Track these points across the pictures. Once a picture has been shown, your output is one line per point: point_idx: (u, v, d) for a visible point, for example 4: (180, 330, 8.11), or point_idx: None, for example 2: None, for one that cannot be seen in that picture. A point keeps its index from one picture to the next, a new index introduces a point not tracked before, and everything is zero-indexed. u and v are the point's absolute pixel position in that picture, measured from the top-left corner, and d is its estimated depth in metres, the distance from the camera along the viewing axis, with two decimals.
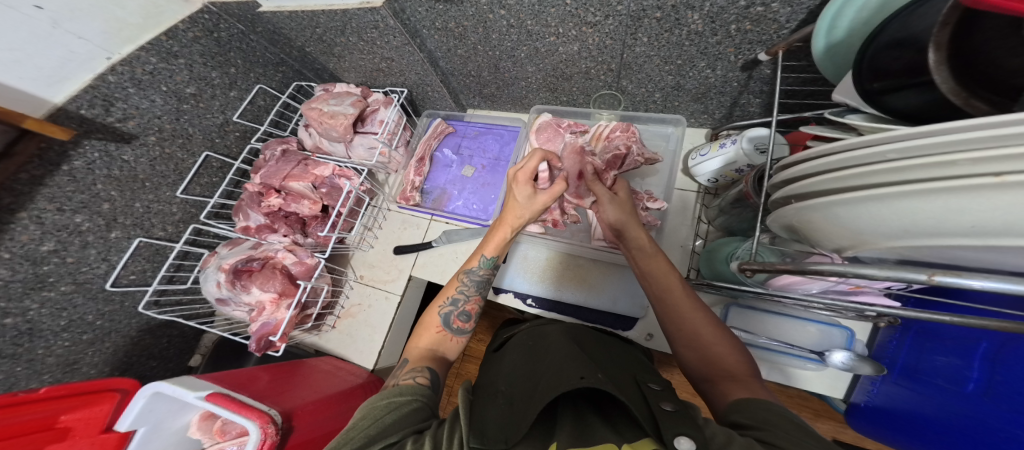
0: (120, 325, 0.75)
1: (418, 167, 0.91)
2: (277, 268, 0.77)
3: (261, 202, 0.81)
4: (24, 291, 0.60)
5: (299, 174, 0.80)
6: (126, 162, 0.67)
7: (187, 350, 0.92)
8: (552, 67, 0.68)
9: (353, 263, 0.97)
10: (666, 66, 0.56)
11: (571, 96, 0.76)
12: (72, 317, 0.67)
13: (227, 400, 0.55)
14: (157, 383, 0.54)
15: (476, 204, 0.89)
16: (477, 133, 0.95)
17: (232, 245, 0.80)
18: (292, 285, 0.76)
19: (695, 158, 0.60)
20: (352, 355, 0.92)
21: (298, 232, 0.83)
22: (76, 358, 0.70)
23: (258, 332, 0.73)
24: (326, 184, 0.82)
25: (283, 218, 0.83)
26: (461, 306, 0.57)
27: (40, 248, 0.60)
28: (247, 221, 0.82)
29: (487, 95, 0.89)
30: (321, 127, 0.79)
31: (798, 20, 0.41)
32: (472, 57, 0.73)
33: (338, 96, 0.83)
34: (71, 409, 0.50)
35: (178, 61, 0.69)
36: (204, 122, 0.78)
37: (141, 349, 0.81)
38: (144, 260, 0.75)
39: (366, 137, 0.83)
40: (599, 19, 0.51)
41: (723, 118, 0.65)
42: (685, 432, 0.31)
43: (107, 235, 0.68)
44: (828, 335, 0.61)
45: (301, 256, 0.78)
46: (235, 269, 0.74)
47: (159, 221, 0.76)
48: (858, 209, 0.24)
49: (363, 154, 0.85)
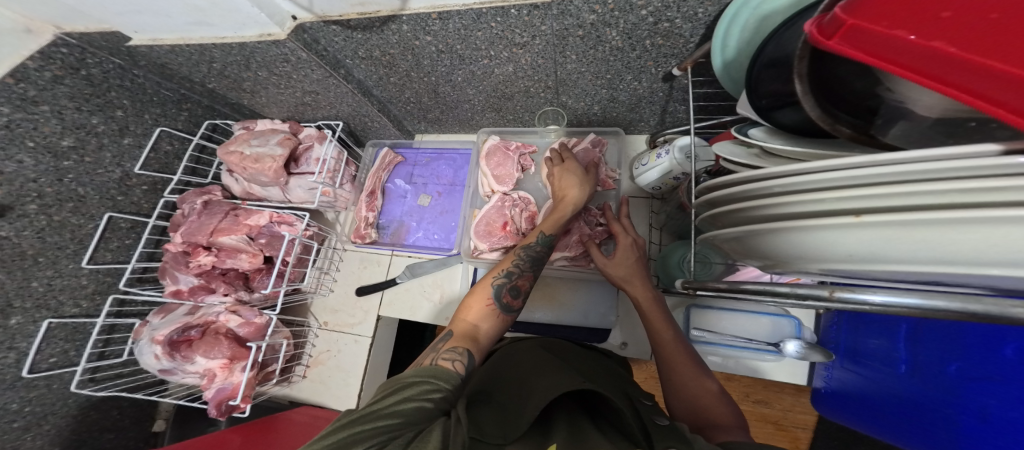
0: (55, 406, 0.66)
1: (370, 201, 0.86)
2: (220, 333, 0.70)
3: (189, 262, 0.73)
4: None
5: (229, 227, 0.74)
6: (5, 238, 0.57)
7: (146, 417, 0.83)
8: (483, 85, 0.65)
9: (314, 310, 0.91)
10: (598, 81, 0.55)
11: (517, 114, 0.74)
12: None
13: None
14: None
15: (437, 234, 0.87)
16: (429, 160, 0.92)
17: (164, 312, 0.72)
18: (243, 348, 0.70)
19: (638, 168, 0.59)
20: (329, 401, 0.85)
21: (240, 289, 0.74)
22: (16, 444, 0.62)
23: (213, 398, 0.67)
24: (264, 233, 0.75)
25: (220, 276, 0.75)
26: (513, 280, 0.55)
27: None
28: (177, 284, 0.73)
29: (432, 120, 0.85)
30: (247, 173, 0.73)
31: (700, 35, 0.41)
32: (407, 85, 0.69)
33: (261, 135, 0.77)
34: None
35: (40, 108, 0.58)
36: (98, 180, 0.68)
37: (90, 424, 0.72)
38: (61, 342, 0.66)
39: (303, 179, 0.77)
40: (527, 40, 0.48)
41: (659, 125, 0.66)
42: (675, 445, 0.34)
43: (6, 323, 0.58)
44: (778, 326, 0.62)
45: (247, 316, 0.71)
46: (170, 341, 0.67)
47: (69, 297, 0.66)
48: (770, 235, 0.27)
49: (303, 196, 0.79)
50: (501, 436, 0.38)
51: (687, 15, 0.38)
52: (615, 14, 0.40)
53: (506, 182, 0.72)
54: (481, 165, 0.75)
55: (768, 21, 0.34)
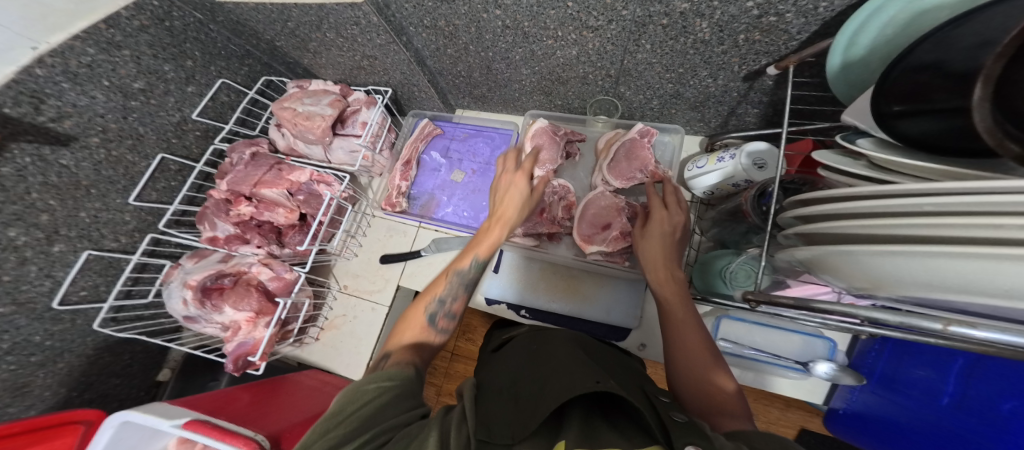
0: (73, 344, 0.67)
1: (405, 170, 0.87)
2: (251, 285, 0.71)
3: (229, 211, 0.74)
4: None
5: (272, 180, 0.74)
6: (65, 167, 0.58)
7: (153, 366, 0.84)
8: (539, 66, 0.65)
9: (336, 273, 0.93)
10: (667, 74, 0.54)
11: (567, 100, 0.75)
12: (16, 339, 0.59)
13: (208, 429, 0.55)
14: (123, 413, 0.55)
15: (467, 211, 0.88)
16: (467, 136, 0.92)
17: (198, 257, 0.73)
18: (270, 303, 0.71)
19: (693, 170, 0.65)
20: (339, 368, 0.88)
21: (273, 243, 0.76)
22: (26, 381, 0.61)
23: (234, 352, 0.69)
24: (303, 191, 0.76)
25: (256, 228, 0.76)
26: (446, 306, 0.59)
27: None
28: (213, 231, 0.74)
29: (477, 96, 0.86)
30: (294, 128, 0.74)
31: (810, 32, 0.39)
32: (464, 59, 0.70)
33: (313, 94, 0.77)
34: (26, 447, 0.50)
35: (121, 53, 0.60)
36: (158, 121, 0.69)
37: (101, 367, 0.72)
38: (95, 275, 0.67)
39: (347, 141, 0.78)
40: (602, 24, 0.48)
41: (719, 127, 0.66)
42: (693, 441, 0.33)
43: (48, 250, 0.59)
44: (811, 345, 0.63)
45: (278, 270, 0.72)
46: (203, 287, 0.69)
47: (111, 231, 0.68)
48: (889, 262, 0.23)
49: (343, 158, 0.81)
50: (510, 435, 0.40)
51: (802, 9, 0.36)
52: (714, 4, 0.39)
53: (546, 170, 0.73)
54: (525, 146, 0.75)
55: (923, 19, 0.30)
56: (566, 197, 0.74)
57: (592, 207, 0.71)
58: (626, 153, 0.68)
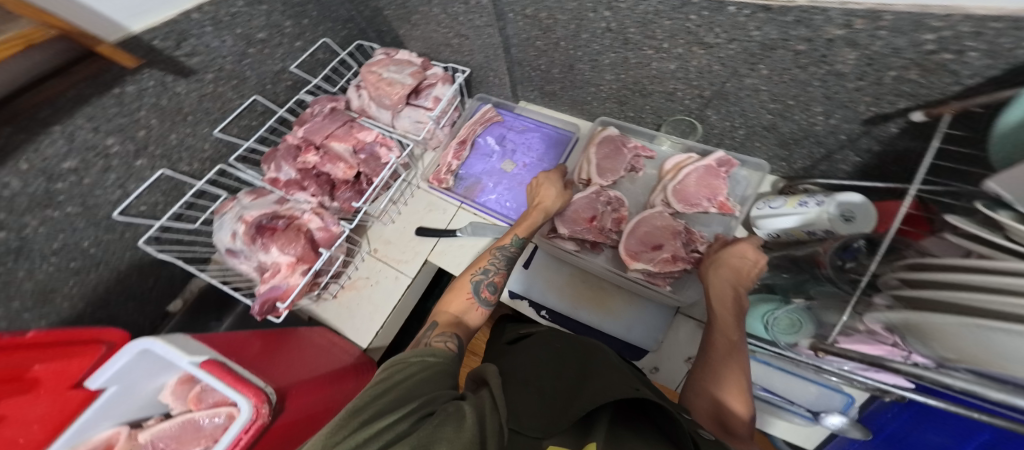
0: (110, 257, 0.67)
1: (457, 149, 0.92)
2: (301, 231, 0.72)
3: (297, 157, 0.79)
4: (29, 206, 0.52)
5: (342, 136, 0.81)
6: (177, 94, 0.63)
7: (168, 294, 0.84)
8: (624, 76, 0.66)
9: (369, 236, 0.95)
10: (771, 104, 0.53)
11: (640, 113, 0.76)
12: (66, 241, 0.59)
13: (222, 372, 0.54)
14: (142, 342, 0.51)
15: (509, 202, 0.89)
16: (525, 128, 0.96)
17: (255, 195, 0.75)
18: (312, 252, 0.72)
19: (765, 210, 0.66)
20: (347, 330, 0.90)
21: (326, 195, 0.79)
22: (55, 287, 0.61)
23: (264, 294, 0.69)
24: (366, 150, 0.83)
25: (314, 178, 0.79)
26: (489, 277, 0.60)
27: (60, 165, 0.53)
28: (276, 173, 0.78)
29: (546, 92, 0.89)
30: (376, 91, 0.85)
31: (986, 77, 0.35)
32: (553, 54, 0.73)
33: (399, 64, 0.88)
34: (44, 360, 0.47)
35: (260, 7, 0.67)
36: (262, 68, 0.74)
37: (123, 287, 0.72)
38: (160, 194, 0.69)
39: (415, 111, 0.90)
40: (720, 42, 0.47)
41: (802, 170, 0.67)
42: None
43: (132, 162, 0.62)
44: (827, 397, 0.61)
45: (327, 222, 0.74)
46: (257, 224, 0.70)
47: (188, 156, 0.70)
48: (1008, 339, 0.23)
49: (407, 127, 0.92)
50: (540, 429, 0.38)
51: (991, 50, 0.32)
52: (879, 33, 0.36)
53: (603, 182, 0.73)
54: (589, 151, 0.76)
55: None
56: (619, 213, 0.72)
57: (645, 225, 0.69)
58: (699, 177, 0.68)
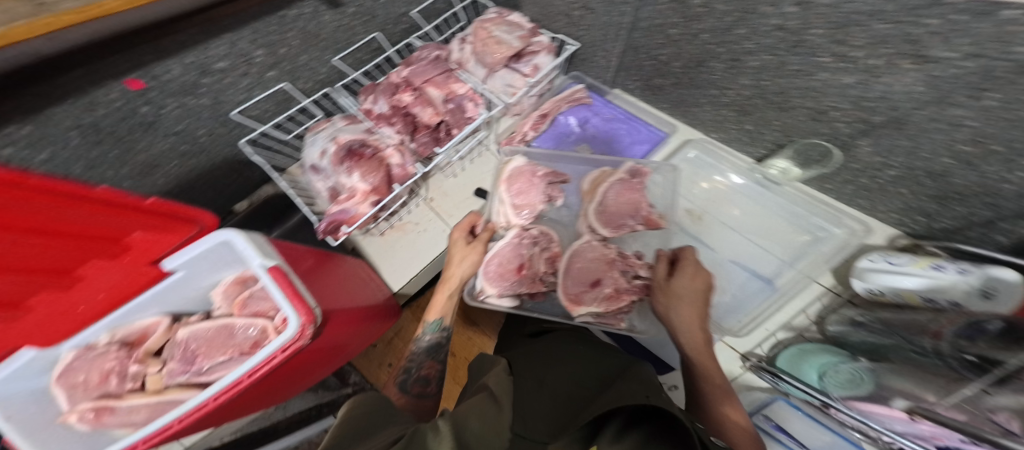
0: (209, 148, 0.80)
1: (538, 122, 0.97)
2: (382, 163, 0.82)
3: (392, 95, 0.91)
4: (175, 93, 0.64)
5: (439, 83, 0.91)
6: (321, 21, 0.73)
7: (240, 194, 0.97)
8: (766, 85, 0.60)
9: (430, 184, 1.00)
10: (966, 145, 0.45)
11: (761, 127, 0.70)
12: (187, 127, 0.72)
13: (283, 283, 0.59)
14: (225, 230, 0.57)
15: None
16: (615, 117, 0.96)
17: (349, 121, 0.88)
18: (386, 186, 0.81)
19: (878, 262, 0.63)
20: (385, 268, 0.92)
21: (407, 134, 0.90)
22: (158, 165, 0.74)
23: (336, 214, 0.77)
24: (455, 101, 0.91)
25: (402, 116, 0.91)
26: (419, 371, 0.70)
27: (217, 64, 0.64)
28: (371, 105, 0.91)
29: (653, 85, 0.84)
30: (482, 47, 0.88)
31: None
32: (680, 49, 0.68)
33: (510, 25, 0.90)
34: (143, 228, 0.50)
35: None
36: (390, 11, 0.85)
37: (207, 178, 0.85)
38: (273, 103, 0.82)
39: (511, 75, 0.90)
40: (951, 56, 0.38)
41: (940, 231, 0.62)
42: None
43: (265, 73, 0.74)
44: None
45: (404, 161, 0.84)
46: (348, 148, 0.81)
47: (308, 76, 0.84)
48: None
49: (497, 88, 0.93)
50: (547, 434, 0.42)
51: None
52: None
53: (522, 216, 0.77)
54: (501, 185, 0.79)
55: None
56: (546, 249, 0.77)
57: (580, 260, 0.74)
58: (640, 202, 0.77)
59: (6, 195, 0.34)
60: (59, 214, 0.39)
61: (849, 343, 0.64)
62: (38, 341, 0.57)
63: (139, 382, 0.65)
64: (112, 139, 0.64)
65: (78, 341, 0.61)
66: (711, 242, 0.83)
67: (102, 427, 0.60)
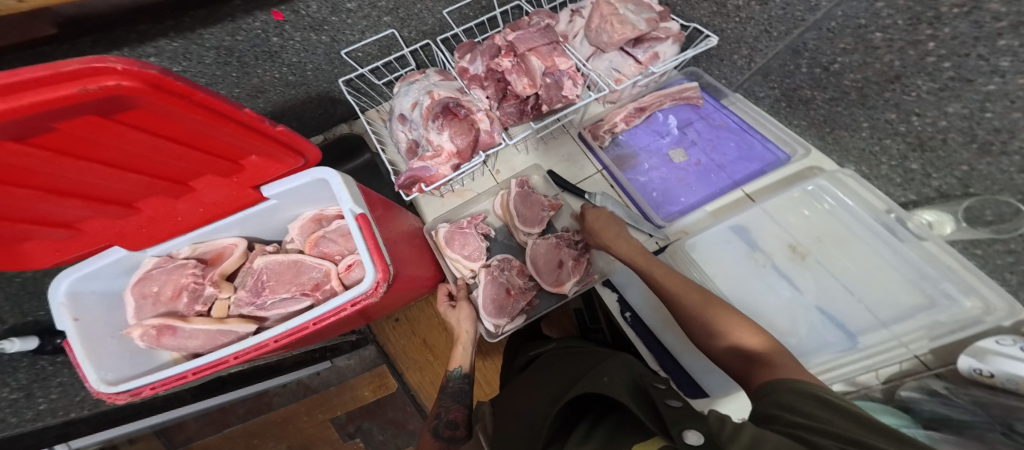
0: (310, 83, 0.82)
1: (633, 115, 0.95)
2: (472, 127, 0.76)
3: (492, 58, 0.83)
4: (306, 26, 0.68)
5: (543, 53, 0.82)
6: None
7: (318, 127, 1.00)
8: (987, 116, 0.47)
9: (498, 156, 1.01)
10: None
11: (893, 173, 0.67)
12: (306, 59, 0.75)
13: (365, 231, 0.54)
14: (325, 171, 0.55)
15: (656, 192, 0.92)
16: (722, 126, 0.93)
17: (443, 76, 0.83)
18: (470, 152, 0.76)
19: (1005, 342, 0.51)
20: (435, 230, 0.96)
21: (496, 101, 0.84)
22: (265, 90, 0.77)
23: (414, 170, 0.73)
24: (554, 76, 0.83)
25: (495, 81, 0.85)
26: (448, 418, 0.74)
27: (347, 4, 0.67)
28: (467, 65, 0.85)
29: (794, 93, 0.77)
30: (600, 23, 0.80)
31: None
32: (878, 59, 0.56)
33: (638, 5, 0.83)
34: (261, 155, 0.48)
35: None
36: None
37: (301, 109, 0.89)
38: (377, 48, 0.81)
39: (622, 59, 0.84)
40: None
41: None
42: (693, 428, 0.33)
43: (382, 17, 0.74)
44: None
45: (493, 128, 0.77)
46: (444, 105, 0.75)
47: (415, 25, 0.82)
48: None
49: (601, 69, 0.87)
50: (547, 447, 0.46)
51: None
52: None
53: (475, 260, 0.87)
54: (448, 253, 0.88)
55: None
56: (515, 267, 0.89)
57: (539, 258, 0.86)
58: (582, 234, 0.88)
59: (171, 104, 0.34)
60: (197, 127, 0.39)
61: (919, 411, 0.59)
62: (127, 245, 0.54)
63: (207, 307, 0.62)
64: (238, 62, 0.67)
65: (162, 249, 0.60)
66: (799, 280, 0.77)
67: (160, 347, 0.57)
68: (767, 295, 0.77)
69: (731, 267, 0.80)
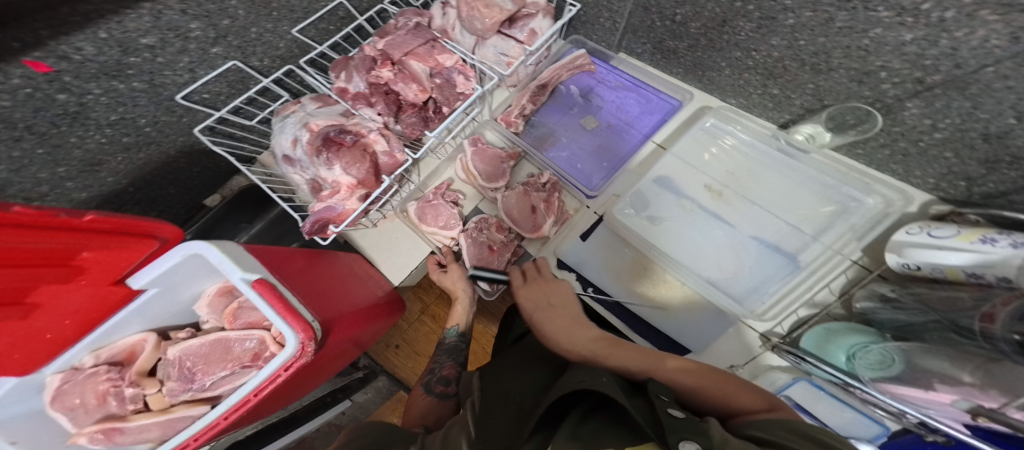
0: (160, 138, 0.76)
1: (536, 94, 0.89)
2: (367, 152, 0.68)
3: (371, 70, 0.75)
4: (98, 74, 0.55)
5: (423, 55, 0.76)
6: None
7: (211, 186, 0.98)
8: (803, 44, 0.52)
9: (419, 168, 0.92)
10: None
11: (774, 96, 0.68)
12: (124, 115, 0.66)
13: (275, 300, 0.49)
14: (197, 244, 0.50)
15: (581, 165, 0.89)
16: (620, 85, 0.91)
17: (321, 102, 0.74)
18: (374, 179, 0.68)
19: (905, 231, 0.56)
20: (381, 262, 0.90)
21: (391, 116, 0.76)
22: (102, 160, 0.70)
23: (320, 213, 0.66)
24: (444, 74, 0.79)
25: (383, 94, 0.77)
26: (440, 373, 0.79)
27: (140, 40, 0.55)
28: (347, 83, 0.76)
29: (663, 48, 0.80)
30: (468, 11, 0.74)
31: None
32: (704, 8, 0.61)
33: None
34: (91, 247, 0.46)
35: None
36: None
37: (170, 169, 0.84)
38: (225, 84, 0.75)
39: (506, 42, 0.79)
40: None
41: (970, 197, 0.58)
42: (690, 438, 0.30)
43: (208, 49, 0.65)
44: (859, 425, 0.60)
45: (393, 147, 0.70)
46: (326, 136, 0.65)
47: (262, 52, 0.76)
48: None
49: (489, 56, 0.82)
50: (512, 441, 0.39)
51: None
52: None
53: (452, 228, 0.86)
54: (423, 226, 0.86)
55: None
56: (492, 224, 0.88)
57: (515, 205, 0.84)
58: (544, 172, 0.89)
59: None
60: None
61: (878, 320, 0.59)
62: (15, 371, 0.52)
63: (141, 403, 0.60)
64: (34, 134, 0.56)
65: (61, 364, 0.57)
66: (733, 219, 0.77)
67: (116, 446, 0.57)
68: (709, 240, 0.78)
69: (673, 224, 0.80)
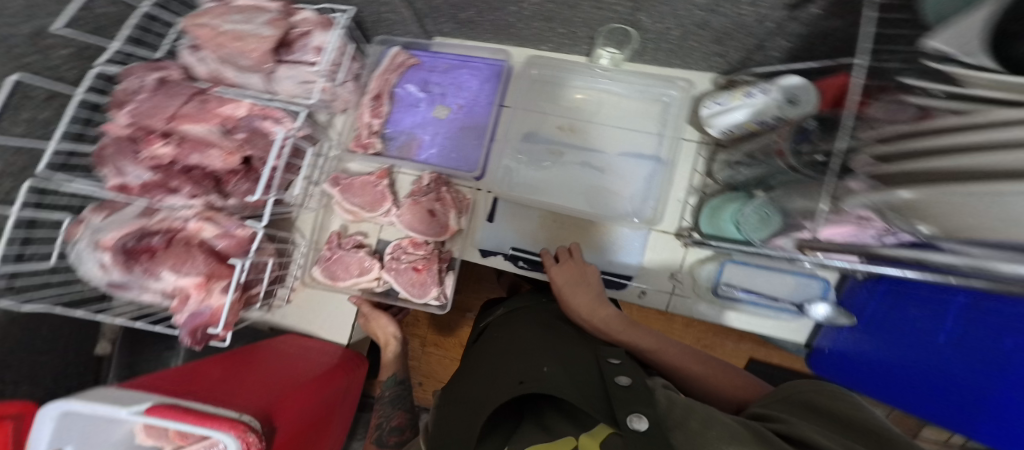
0: None
1: (374, 106, 0.83)
2: (194, 243, 0.63)
3: (142, 153, 0.62)
4: None
5: (194, 114, 0.63)
6: None
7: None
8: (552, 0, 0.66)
9: (298, 227, 0.88)
10: None
11: (572, 28, 0.74)
12: None
13: (182, 414, 0.48)
14: (59, 403, 0.45)
15: (454, 152, 0.86)
16: (449, 67, 0.89)
17: (108, 210, 0.62)
18: (224, 265, 0.63)
19: (713, 107, 0.70)
20: (319, 332, 0.90)
21: (211, 193, 0.65)
22: None
23: (189, 324, 0.63)
24: (242, 127, 0.66)
25: (183, 174, 0.64)
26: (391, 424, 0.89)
27: None
28: (122, 178, 0.61)
29: (462, 21, 0.81)
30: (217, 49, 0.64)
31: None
32: None
33: (241, 10, 0.66)
34: None
35: None
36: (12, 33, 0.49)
37: None
38: None
39: (296, 68, 0.70)
40: None
41: (735, 66, 0.74)
42: (638, 413, 0.40)
43: None
44: (806, 287, 0.74)
45: (228, 226, 0.64)
46: (128, 248, 0.59)
47: None
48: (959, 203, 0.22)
49: (292, 90, 0.71)
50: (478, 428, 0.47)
51: None
52: None
53: (368, 271, 0.84)
54: (338, 282, 0.84)
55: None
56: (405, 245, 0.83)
57: (410, 222, 0.81)
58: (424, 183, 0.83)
59: None
60: None
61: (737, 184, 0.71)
62: None
63: None
64: None
65: None
66: (596, 144, 0.83)
67: None
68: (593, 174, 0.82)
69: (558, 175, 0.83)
